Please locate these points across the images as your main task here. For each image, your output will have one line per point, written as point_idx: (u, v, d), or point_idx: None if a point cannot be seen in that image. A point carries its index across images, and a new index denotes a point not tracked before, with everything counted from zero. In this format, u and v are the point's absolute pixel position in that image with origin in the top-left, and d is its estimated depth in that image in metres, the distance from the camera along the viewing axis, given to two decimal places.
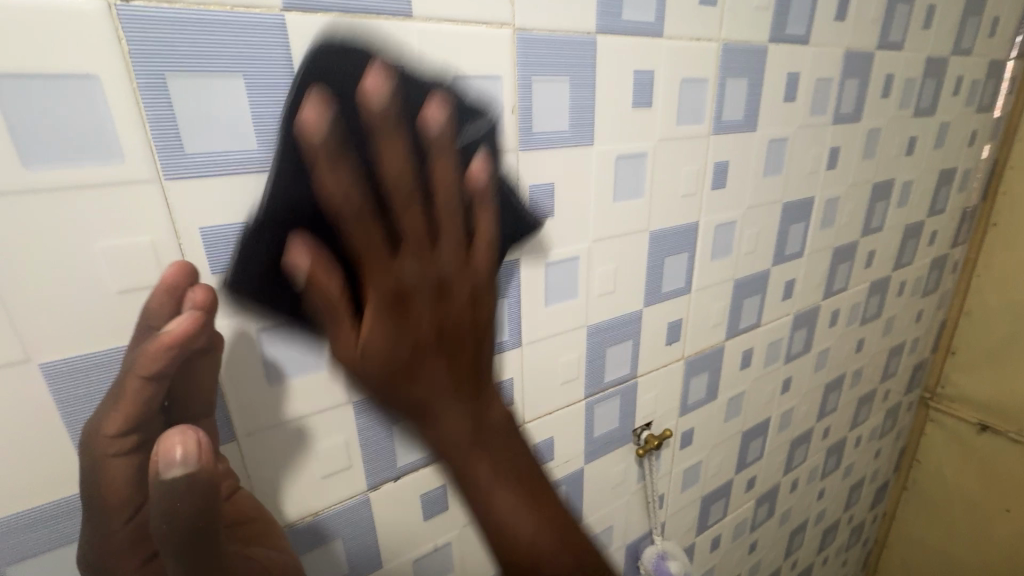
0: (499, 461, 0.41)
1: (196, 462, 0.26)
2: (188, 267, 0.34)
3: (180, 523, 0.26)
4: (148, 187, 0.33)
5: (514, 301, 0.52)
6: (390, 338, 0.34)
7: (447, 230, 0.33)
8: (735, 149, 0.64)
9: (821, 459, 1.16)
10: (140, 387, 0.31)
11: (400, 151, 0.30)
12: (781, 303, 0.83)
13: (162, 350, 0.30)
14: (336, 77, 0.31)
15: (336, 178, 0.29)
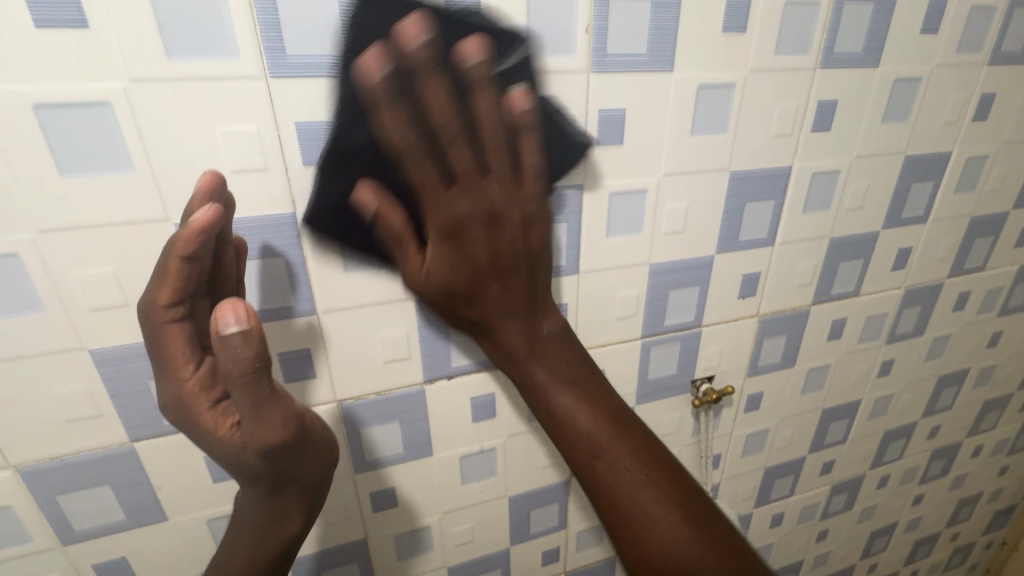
0: (556, 366, 0.49)
1: (248, 323, 0.33)
2: (219, 174, 0.38)
3: (245, 368, 0.33)
4: (256, 83, 0.39)
5: (575, 227, 0.54)
6: (448, 262, 0.43)
7: (493, 162, 0.39)
8: (848, 88, 0.57)
9: (923, 460, 1.04)
10: (183, 265, 0.36)
11: (442, 92, 0.35)
12: (890, 273, 0.74)
13: (192, 237, 0.35)
14: (369, 30, 0.38)
15: (393, 120, 0.35)
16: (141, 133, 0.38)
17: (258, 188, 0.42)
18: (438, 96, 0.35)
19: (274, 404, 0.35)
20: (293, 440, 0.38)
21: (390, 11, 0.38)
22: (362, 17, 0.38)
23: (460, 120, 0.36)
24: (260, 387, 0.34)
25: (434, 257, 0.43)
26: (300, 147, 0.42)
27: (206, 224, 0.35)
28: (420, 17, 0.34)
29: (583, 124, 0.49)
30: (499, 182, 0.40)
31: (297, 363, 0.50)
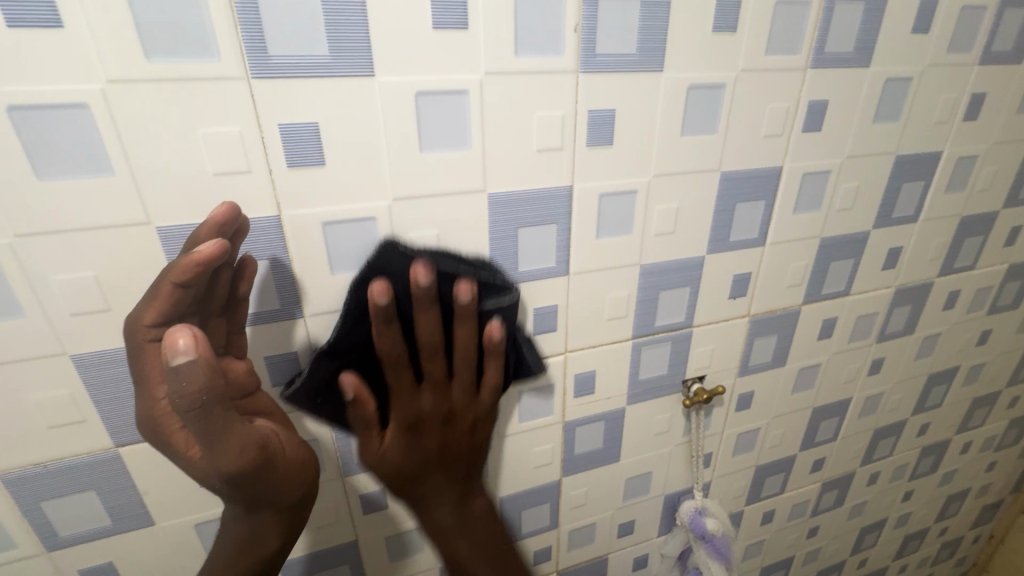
0: (474, 529, 0.58)
1: (196, 354, 0.31)
2: (231, 205, 0.39)
3: (192, 400, 0.31)
4: (238, 84, 0.38)
5: (565, 228, 0.53)
6: (401, 451, 0.51)
7: (460, 377, 0.50)
8: (839, 87, 0.57)
9: (912, 457, 1.05)
10: (171, 290, 0.36)
11: (431, 321, 0.46)
12: (880, 273, 0.74)
13: (190, 266, 0.36)
14: (391, 268, 0.45)
15: (388, 343, 0.45)
16: (120, 136, 0.37)
17: (241, 190, 0.41)
18: (429, 325, 0.46)
19: (228, 434, 0.34)
20: (254, 469, 0.37)
21: (393, 261, 0.45)
22: (380, 257, 0.45)
23: (439, 341, 0.47)
24: (212, 418, 0.33)
25: (394, 449, 0.51)
26: (284, 148, 0.41)
27: (206, 258, 0.36)
28: (426, 264, 0.45)
29: (572, 124, 0.49)
30: (462, 391, 0.51)
31: (284, 366, 0.49)
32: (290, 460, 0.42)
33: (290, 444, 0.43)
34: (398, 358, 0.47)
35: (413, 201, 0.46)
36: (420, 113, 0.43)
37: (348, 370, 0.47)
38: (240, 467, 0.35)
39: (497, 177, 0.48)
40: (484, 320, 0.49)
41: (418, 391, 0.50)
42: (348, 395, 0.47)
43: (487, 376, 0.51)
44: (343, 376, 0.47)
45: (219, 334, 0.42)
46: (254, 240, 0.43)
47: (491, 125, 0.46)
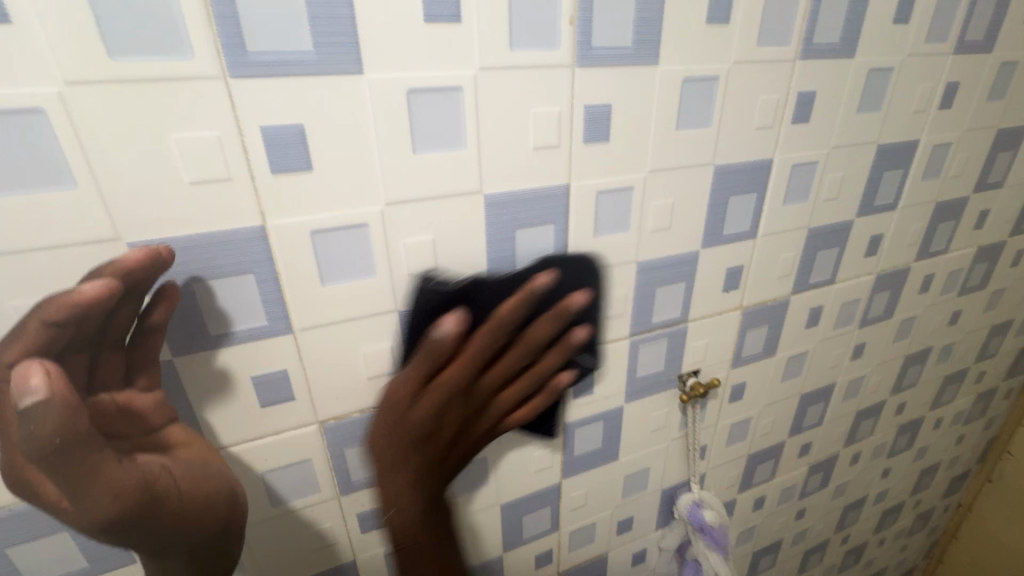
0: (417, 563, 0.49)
1: (50, 393, 0.28)
2: (149, 252, 0.35)
3: (45, 446, 0.28)
4: (215, 84, 0.35)
5: (562, 228, 0.52)
6: (427, 418, 0.46)
7: (499, 367, 0.51)
8: (825, 79, 0.57)
9: (890, 436, 1.08)
10: (46, 329, 0.31)
11: (547, 325, 0.51)
12: (863, 260, 0.76)
13: (68, 304, 0.31)
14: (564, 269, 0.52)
15: (541, 327, 0.51)
16: (82, 144, 0.33)
17: (221, 200, 0.38)
18: (546, 325, 0.51)
19: (101, 482, 0.31)
20: (138, 520, 0.33)
21: (573, 275, 0.53)
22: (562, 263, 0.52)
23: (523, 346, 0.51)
24: (77, 462, 0.30)
25: (437, 396, 0.46)
26: (268, 154, 0.38)
27: (90, 298, 0.31)
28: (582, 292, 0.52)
29: (568, 121, 0.47)
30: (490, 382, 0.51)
31: (273, 386, 0.46)
32: (194, 498, 0.38)
33: (200, 483, 0.39)
34: (526, 339, 0.51)
35: (406, 206, 0.44)
36: (413, 113, 0.41)
37: (583, 327, 0.55)
38: (123, 515, 0.32)
39: (493, 178, 0.46)
40: (566, 349, 0.55)
41: (517, 379, 0.54)
42: (535, 288, 0.47)
43: (545, 362, 0.54)
44: (575, 294, 0.51)
45: (116, 363, 0.37)
46: (237, 254, 0.40)
47: (486, 123, 0.44)
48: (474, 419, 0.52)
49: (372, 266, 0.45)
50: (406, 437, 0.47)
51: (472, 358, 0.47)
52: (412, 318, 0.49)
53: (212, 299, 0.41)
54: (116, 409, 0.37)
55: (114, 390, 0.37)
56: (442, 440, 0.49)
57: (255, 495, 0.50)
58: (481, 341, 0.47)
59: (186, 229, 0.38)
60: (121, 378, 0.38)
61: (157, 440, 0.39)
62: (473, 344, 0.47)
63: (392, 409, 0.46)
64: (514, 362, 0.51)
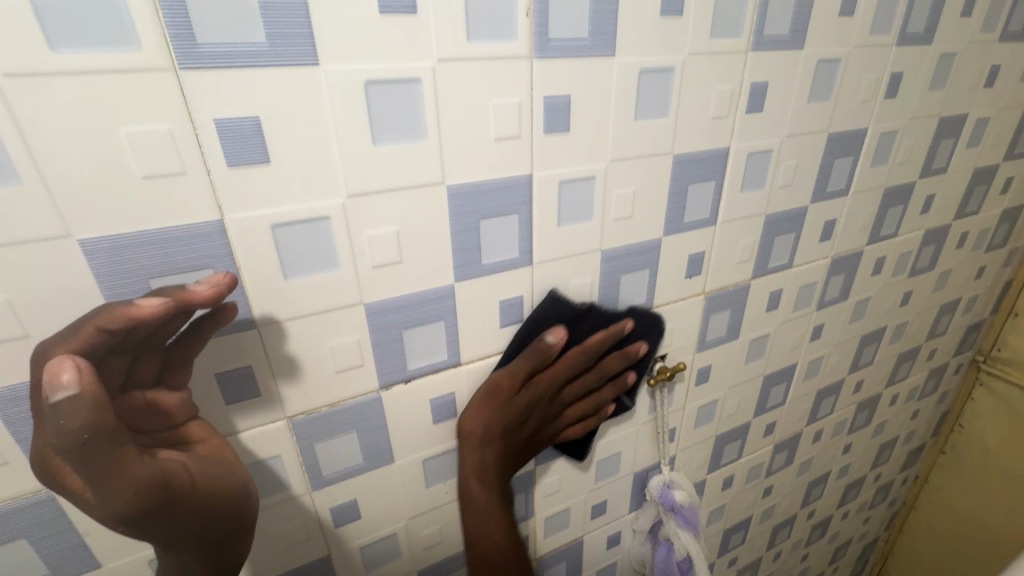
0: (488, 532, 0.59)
1: (76, 385, 0.31)
2: (229, 278, 0.38)
3: (72, 437, 0.31)
4: (165, 77, 0.34)
5: (527, 218, 0.52)
6: (504, 417, 0.57)
7: (589, 374, 0.64)
8: (777, 70, 0.60)
9: (850, 413, 1.13)
10: (95, 335, 0.35)
11: (618, 356, 0.65)
12: (819, 244, 0.79)
13: (123, 316, 0.34)
14: (642, 325, 0.65)
15: (616, 357, 0.64)
16: (25, 139, 0.32)
17: (176, 195, 0.37)
18: (614, 356, 0.64)
19: (118, 475, 0.33)
20: (152, 514, 0.35)
21: (644, 325, 0.66)
22: (642, 319, 0.65)
23: (608, 364, 0.64)
24: (98, 456, 0.32)
25: (525, 387, 0.58)
26: (223, 146, 0.38)
27: (143, 314, 0.34)
28: (641, 343, 0.66)
29: (528, 112, 0.48)
30: (569, 391, 0.63)
31: (238, 382, 0.46)
32: (204, 493, 0.39)
33: (208, 476, 0.40)
34: (602, 368, 0.64)
35: (369, 198, 0.44)
36: (372, 104, 0.41)
37: (633, 374, 0.68)
38: (138, 508, 0.34)
39: (456, 170, 0.47)
40: (626, 357, 0.65)
41: (597, 392, 0.66)
42: (622, 330, 0.62)
43: (602, 392, 0.66)
44: (638, 341, 0.66)
45: (154, 364, 0.39)
46: (195, 249, 0.40)
47: (447, 115, 0.44)
48: (547, 427, 0.63)
49: (336, 260, 0.45)
50: (508, 438, 0.58)
51: (553, 380, 0.60)
52: (379, 310, 0.49)
53: None
54: (146, 405, 0.38)
55: (146, 389, 0.39)
56: (536, 437, 0.62)
57: None
58: (569, 359, 0.60)
59: (140, 225, 0.37)
60: (154, 378, 0.39)
61: (180, 435, 0.41)
62: (545, 377, 0.59)
63: (499, 432, 0.58)
64: (580, 384, 0.63)
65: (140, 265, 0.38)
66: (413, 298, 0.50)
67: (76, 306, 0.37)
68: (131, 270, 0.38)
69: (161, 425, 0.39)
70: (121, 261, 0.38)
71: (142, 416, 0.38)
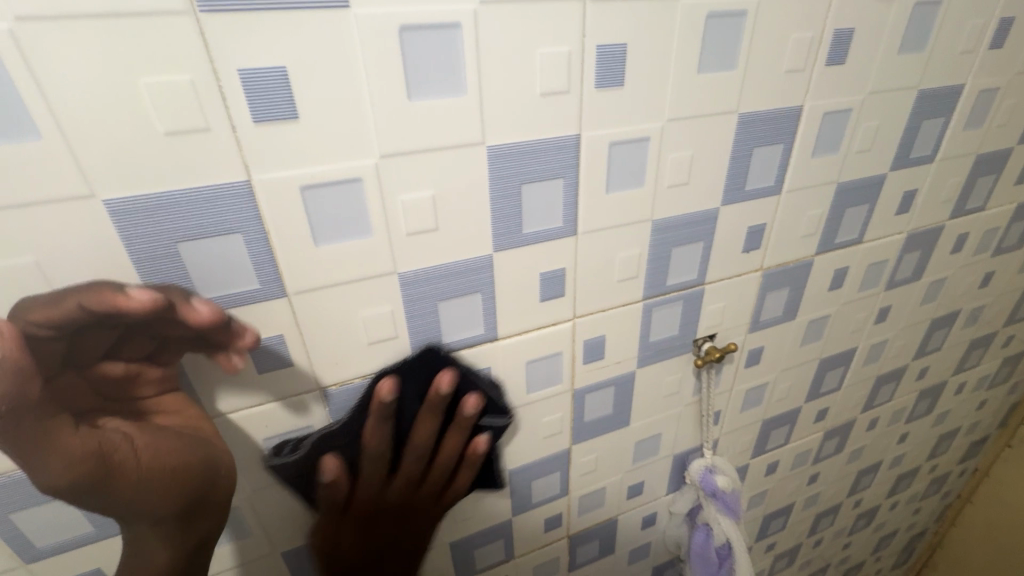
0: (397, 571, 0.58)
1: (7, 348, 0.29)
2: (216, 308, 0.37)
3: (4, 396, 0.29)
4: (183, 21, 0.31)
5: (572, 183, 0.48)
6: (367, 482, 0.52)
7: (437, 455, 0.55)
8: (866, 14, 0.52)
9: (910, 401, 1.05)
10: (76, 310, 0.34)
11: (428, 425, 0.52)
12: (894, 218, 0.71)
13: (109, 303, 0.34)
14: (421, 377, 0.50)
15: (424, 426, 0.52)
16: (43, 90, 0.30)
17: (201, 153, 0.35)
18: (423, 430, 0.52)
19: (60, 441, 0.32)
20: (90, 490, 0.33)
21: (428, 369, 0.50)
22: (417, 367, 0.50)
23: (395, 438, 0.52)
24: (29, 422, 0.31)
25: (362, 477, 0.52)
26: (248, 99, 0.35)
27: (132, 305, 0.34)
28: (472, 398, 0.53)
29: (579, 63, 0.43)
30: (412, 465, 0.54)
31: (270, 351, 0.44)
32: (158, 480, 0.36)
33: (172, 458, 0.37)
34: (411, 442, 0.52)
35: (403, 159, 0.41)
36: (407, 53, 0.37)
37: (485, 437, 0.56)
38: (69, 478, 0.32)
39: (497, 129, 0.43)
40: (466, 426, 0.54)
41: (454, 459, 0.57)
42: (439, 391, 0.51)
43: (444, 452, 0.55)
44: (466, 394, 0.53)
45: (139, 346, 0.38)
46: (222, 212, 0.37)
47: (489, 67, 0.40)
48: (445, 487, 0.58)
49: (368, 226, 0.42)
50: (402, 517, 0.56)
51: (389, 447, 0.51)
52: (414, 280, 0.46)
53: (199, 262, 0.38)
54: (122, 377, 0.38)
55: (132, 359, 0.38)
56: (411, 515, 0.57)
57: (256, 462, 0.49)
58: (421, 430, 0.52)
59: (165, 186, 0.35)
60: (139, 354, 0.38)
61: (155, 404, 0.40)
62: (342, 483, 0.51)
63: (358, 527, 0.54)
64: (443, 458, 0.55)
65: (165, 229, 0.36)
66: (449, 268, 0.47)
67: (105, 270, 0.36)
68: (157, 233, 0.36)
69: (130, 393, 0.39)
70: (147, 224, 0.36)
71: (116, 386, 0.38)
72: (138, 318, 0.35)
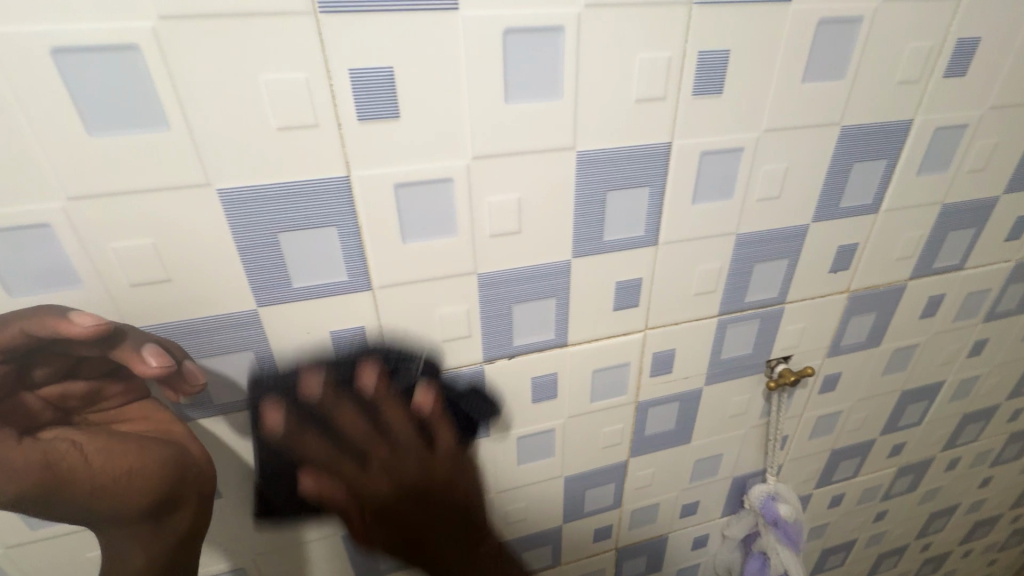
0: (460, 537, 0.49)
1: None
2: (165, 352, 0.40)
3: None
4: (303, 21, 0.32)
5: (658, 192, 0.47)
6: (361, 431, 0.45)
7: None
8: (995, 23, 0.47)
9: (998, 443, 0.97)
10: (17, 335, 0.35)
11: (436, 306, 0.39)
12: (1002, 245, 0.65)
13: (52, 327, 0.35)
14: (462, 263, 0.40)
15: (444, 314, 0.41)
16: (175, 85, 0.32)
17: (308, 148, 0.36)
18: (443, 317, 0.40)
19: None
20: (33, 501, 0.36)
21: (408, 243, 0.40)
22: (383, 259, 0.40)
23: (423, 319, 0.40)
24: None
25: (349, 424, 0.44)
26: (355, 98, 0.36)
27: (75, 331, 0.36)
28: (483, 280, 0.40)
29: (678, 69, 0.41)
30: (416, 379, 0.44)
31: (350, 342, 0.46)
32: (105, 487, 0.38)
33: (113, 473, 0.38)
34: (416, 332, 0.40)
35: (494, 160, 0.41)
36: (509, 56, 0.37)
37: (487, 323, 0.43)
38: (17, 489, 0.35)
39: (588, 133, 0.42)
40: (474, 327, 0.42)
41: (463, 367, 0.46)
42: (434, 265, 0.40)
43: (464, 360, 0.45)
44: None
45: (100, 367, 0.38)
46: (321, 205, 0.39)
47: (587, 70, 0.39)
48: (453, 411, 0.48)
49: (454, 225, 0.42)
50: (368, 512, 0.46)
51: (349, 449, 0.45)
52: (492, 281, 0.46)
53: (296, 251, 0.40)
54: (86, 392, 0.38)
55: (92, 378, 0.38)
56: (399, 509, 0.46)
57: None
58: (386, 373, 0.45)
59: (273, 178, 0.37)
60: (105, 372, 0.38)
61: (119, 414, 0.40)
62: (327, 443, 0.44)
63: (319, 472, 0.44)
64: None
65: (269, 218, 0.38)
66: (527, 271, 0.47)
67: (213, 254, 0.38)
68: (261, 223, 0.38)
69: (91, 408, 0.38)
70: (253, 214, 0.38)
71: (77, 402, 0.38)
72: (78, 348, 0.37)
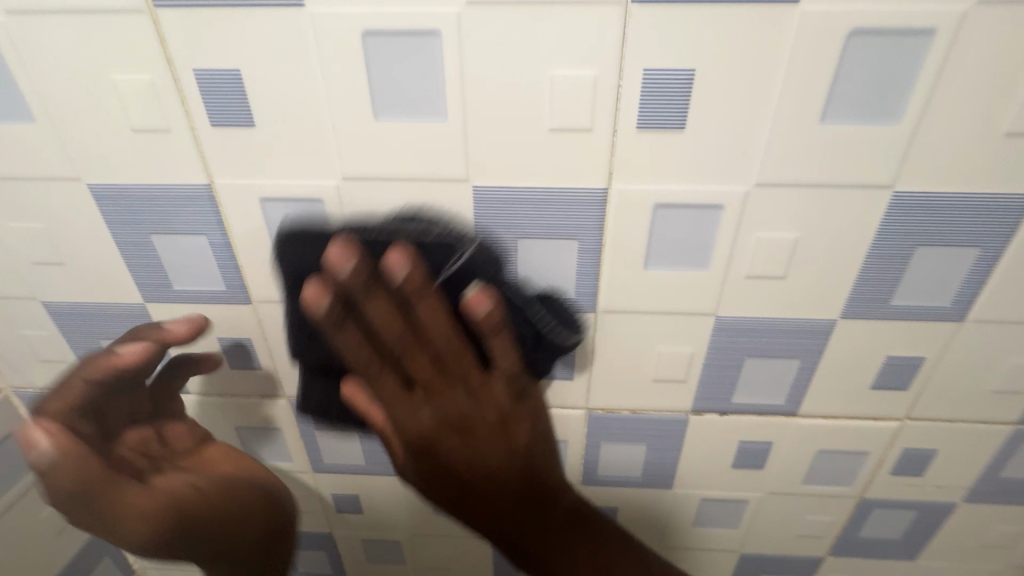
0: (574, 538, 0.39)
1: (53, 446, 0.36)
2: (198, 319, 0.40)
3: (66, 483, 0.37)
4: (611, 12, 0.28)
5: (989, 257, 0.35)
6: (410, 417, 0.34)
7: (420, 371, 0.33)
8: None
9: None
10: (80, 385, 0.39)
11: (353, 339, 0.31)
12: None
13: (108, 363, 0.38)
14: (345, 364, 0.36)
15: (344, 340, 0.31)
16: (462, 75, 0.30)
17: (575, 154, 0.33)
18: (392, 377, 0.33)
19: (124, 500, 0.39)
20: (169, 534, 0.40)
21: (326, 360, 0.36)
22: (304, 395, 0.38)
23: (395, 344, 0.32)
24: (97, 486, 0.38)
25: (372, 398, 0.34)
26: (642, 103, 0.31)
27: (125, 358, 0.38)
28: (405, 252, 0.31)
29: None
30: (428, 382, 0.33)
31: (557, 362, 0.42)
32: (221, 503, 0.43)
33: (222, 487, 0.43)
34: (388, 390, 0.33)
35: (780, 190, 0.33)
36: (845, 65, 0.29)
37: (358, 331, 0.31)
38: (145, 527, 0.40)
39: (917, 170, 0.32)
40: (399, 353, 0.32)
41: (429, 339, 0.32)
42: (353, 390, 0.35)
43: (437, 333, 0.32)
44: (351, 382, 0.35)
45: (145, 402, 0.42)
46: (570, 216, 0.35)
47: (945, 91, 0.30)
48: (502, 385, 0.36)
49: (708, 258, 0.36)
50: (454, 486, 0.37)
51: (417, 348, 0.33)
52: (730, 328, 0.39)
53: (530, 260, 0.37)
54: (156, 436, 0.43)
55: (149, 423, 0.43)
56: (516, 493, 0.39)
57: None
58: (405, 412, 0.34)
59: (531, 182, 0.34)
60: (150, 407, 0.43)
61: (197, 457, 0.44)
62: (392, 383, 0.33)
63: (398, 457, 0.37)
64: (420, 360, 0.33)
65: (514, 222, 0.35)
66: (777, 323, 0.39)
67: None
68: (506, 226, 0.36)
69: (167, 450, 0.43)
70: (501, 215, 0.35)
71: (154, 450, 0.42)
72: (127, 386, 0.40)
